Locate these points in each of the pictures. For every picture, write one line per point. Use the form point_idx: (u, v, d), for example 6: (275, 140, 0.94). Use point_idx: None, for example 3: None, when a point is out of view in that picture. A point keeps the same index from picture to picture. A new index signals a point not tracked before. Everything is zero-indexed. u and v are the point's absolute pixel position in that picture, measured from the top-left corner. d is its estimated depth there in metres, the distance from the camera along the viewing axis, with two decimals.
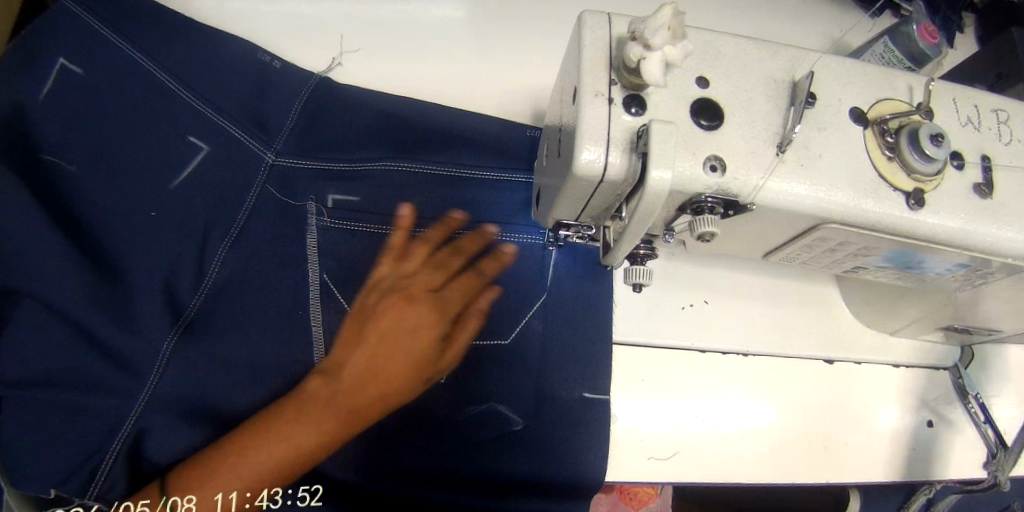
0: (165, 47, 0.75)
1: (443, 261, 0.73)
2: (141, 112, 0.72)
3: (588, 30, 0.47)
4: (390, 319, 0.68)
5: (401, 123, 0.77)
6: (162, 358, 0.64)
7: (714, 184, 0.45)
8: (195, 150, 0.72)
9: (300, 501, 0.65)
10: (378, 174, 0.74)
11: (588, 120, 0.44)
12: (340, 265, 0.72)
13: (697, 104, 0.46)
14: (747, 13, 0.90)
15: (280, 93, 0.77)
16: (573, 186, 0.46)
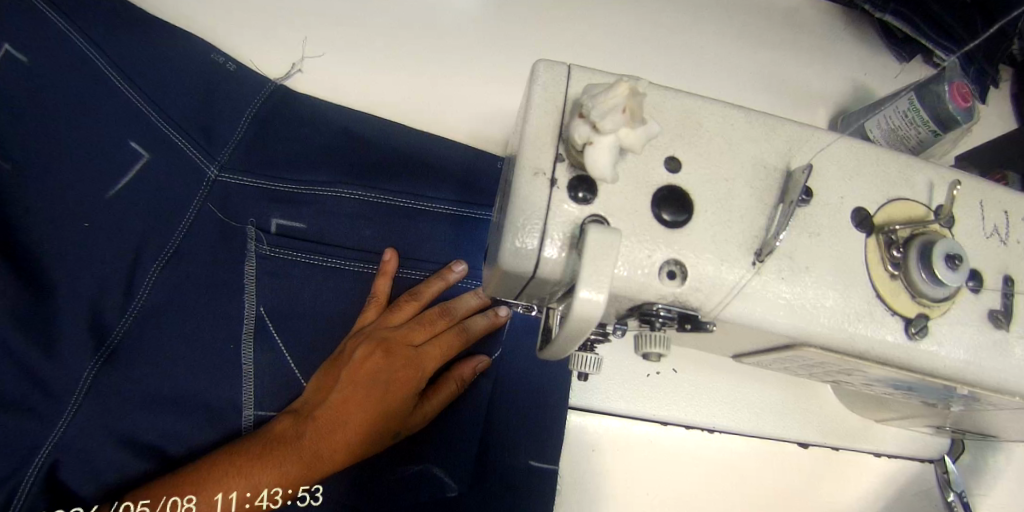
0: (111, 32, 0.67)
1: (428, 319, 0.63)
2: (77, 108, 0.63)
3: (538, 89, 0.38)
4: (362, 369, 0.60)
5: (356, 141, 0.68)
6: (77, 393, 0.58)
7: (669, 295, 0.37)
8: (135, 157, 0.64)
9: (299, 501, 0.59)
10: (325, 199, 0.66)
11: (521, 202, 0.36)
12: (275, 297, 0.65)
13: (661, 194, 0.37)
14: (764, 42, 0.79)
15: (232, 97, 0.68)
16: (501, 276, 0.38)
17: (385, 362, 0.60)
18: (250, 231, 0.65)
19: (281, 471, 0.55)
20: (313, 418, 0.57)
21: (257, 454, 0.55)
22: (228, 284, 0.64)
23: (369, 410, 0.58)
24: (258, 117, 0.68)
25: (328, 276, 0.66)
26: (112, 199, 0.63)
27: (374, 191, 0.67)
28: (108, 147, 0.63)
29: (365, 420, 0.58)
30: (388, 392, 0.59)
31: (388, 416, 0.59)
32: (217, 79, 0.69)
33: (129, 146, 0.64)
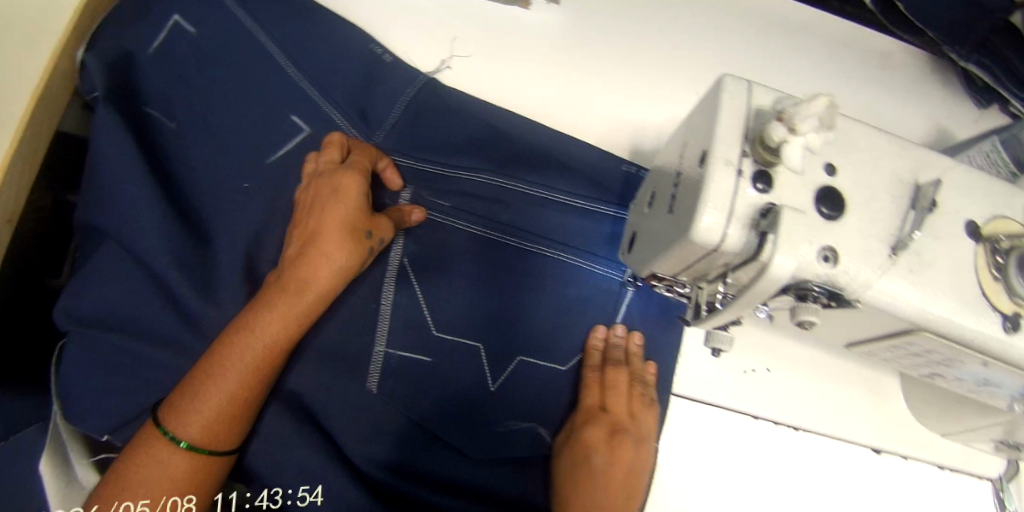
0: (286, 24, 0.78)
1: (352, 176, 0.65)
2: (249, 84, 0.76)
3: (727, 97, 0.47)
4: (308, 226, 0.63)
5: (497, 131, 0.77)
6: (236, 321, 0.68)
7: (825, 274, 0.45)
8: (296, 130, 0.75)
9: (299, 501, 0.65)
10: (464, 181, 0.74)
11: (715, 186, 0.45)
12: (422, 255, 0.71)
13: (823, 191, 0.46)
14: (854, 82, 0.88)
15: (385, 87, 0.77)
16: (682, 247, 0.47)
17: (334, 212, 0.62)
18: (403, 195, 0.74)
19: (262, 326, 0.59)
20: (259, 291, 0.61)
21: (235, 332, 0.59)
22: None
23: (330, 252, 0.61)
24: (411, 104, 0.77)
25: (463, 249, 0.72)
26: (271, 163, 0.74)
27: (506, 176, 0.74)
28: (273, 120, 0.75)
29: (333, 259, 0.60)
30: (350, 232, 0.62)
31: (348, 256, 0.61)
32: (374, 70, 0.78)
33: (291, 120, 0.75)
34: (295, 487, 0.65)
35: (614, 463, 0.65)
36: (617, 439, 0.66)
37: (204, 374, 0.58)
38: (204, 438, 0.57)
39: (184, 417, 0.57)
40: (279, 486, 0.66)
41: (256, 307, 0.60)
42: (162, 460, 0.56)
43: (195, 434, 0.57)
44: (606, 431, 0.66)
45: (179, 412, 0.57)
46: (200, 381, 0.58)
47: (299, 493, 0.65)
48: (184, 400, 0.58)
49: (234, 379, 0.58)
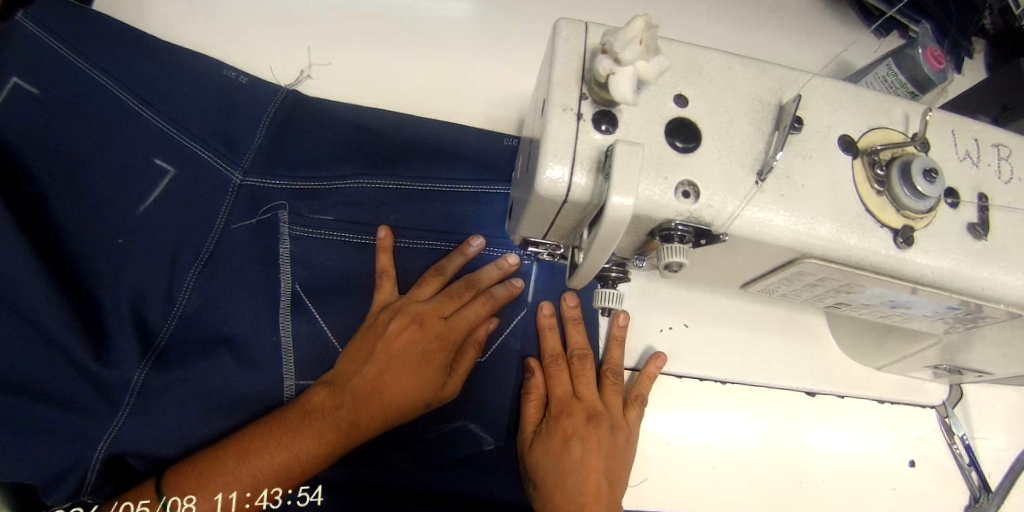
0: (125, 59, 0.69)
1: (458, 291, 0.66)
2: (95, 119, 0.65)
3: (561, 39, 0.44)
4: (397, 343, 0.62)
5: (375, 128, 0.74)
6: (129, 398, 0.60)
7: (685, 211, 0.42)
8: (161, 172, 0.66)
9: (299, 501, 0.62)
10: (346, 191, 0.70)
11: (553, 134, 0.41)
12: (313, 276, 0.68)
13: (673, 124, 0.43)
14: (748, 26, 0.86)
15: (251, 108, 0.72)
16: (535, 205, 0.43)
17: (420, 335, 0.63)
18: (280, 216, 0.68)
19: (323, 438, 0.57)
20: (350, 387, 0.59)
21: (296, 423, 0.56)
22: (261, 284, 0.66)
23: (408, 377, 0.61)
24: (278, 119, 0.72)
25: (355, 254, 0.70)
26: (143, 213, 0.65)
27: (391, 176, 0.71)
28: (131, 165, 0.65)
29: (409, 384, 0.61)
30: (429, 351, 0.62)
31: (424, 387, 0.62)
32: (235, 91, 0.72)
33: (155, 162, 0.66)
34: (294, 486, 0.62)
35: (579, 449, 0.62)
36: (595, 426, 0.63)
37: (223, 464, 0.54)
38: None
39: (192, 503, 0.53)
40: None
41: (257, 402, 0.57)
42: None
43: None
44: (584, 418, 0.64)
45: (190, 495, 0.53)
46: (198, 474, 0.54)
47: (300, 492, 0.62)
48: (191, 483, 0.53)
49: (270, 480, 0.54)
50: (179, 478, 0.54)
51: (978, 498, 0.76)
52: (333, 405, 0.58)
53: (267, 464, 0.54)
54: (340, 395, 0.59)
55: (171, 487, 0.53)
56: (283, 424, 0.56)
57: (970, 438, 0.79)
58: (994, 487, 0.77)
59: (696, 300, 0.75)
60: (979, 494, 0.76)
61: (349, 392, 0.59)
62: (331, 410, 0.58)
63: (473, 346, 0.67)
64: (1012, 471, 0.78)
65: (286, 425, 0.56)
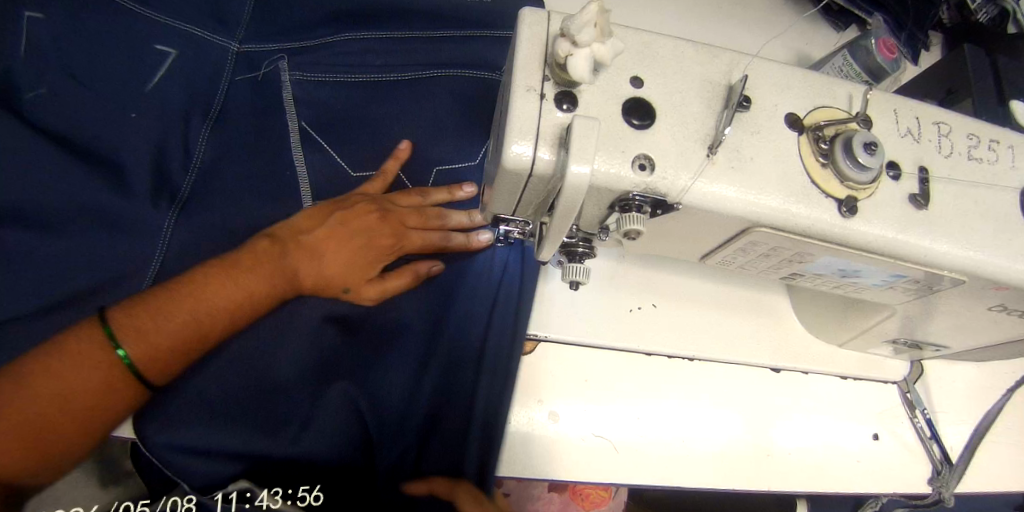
0: None
1: (423, 212, 0.70)
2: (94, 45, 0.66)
3: (525, 26, 0.47)
4: (355, 220, 0.67)
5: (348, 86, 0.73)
6: (163, 234, 0.64)
7: (641, 183, 0.45)
8: (164, 56, 0.67)
9: (300, 501, 0.60)
10: (334, 46, 0.73)
11: (518, 114, 0.44)
12: (317, 116, 0.71)
13: (628, 104, 0.46)
14: (709, 22, 0.90)
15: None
16: (502, 180, 0.46)
17: (372, 218, 0.68)
18: (274, 67, 0.71)
19: (271, 283, 0.61)
20: (297, 244, 0.64)
21: (247, 264, 0.61)
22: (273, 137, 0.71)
23: (343, 258, 0.66)
24: None
25: (358, 140, 0.73)
26: (152, 90, 0.67)
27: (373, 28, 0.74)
28: (135, 53, 0.67)
29: (335, 280, 0.65)
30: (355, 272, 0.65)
31: (350, 271, 0.66)
32: None
33: (156, 48, 0.67)
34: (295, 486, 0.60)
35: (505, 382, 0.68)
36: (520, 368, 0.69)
37: (182, 293, 0.58)
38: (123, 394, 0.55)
39: (146, 325, 0.55)
40: (278, 485, 0.60)
41: (212, 265, 0.61)
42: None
43: (143, 351, 0.55)
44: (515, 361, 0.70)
45: (140, 324, 0.55)
46: (153, 307, 0.57)
47: (300, 492, 0.60)
48: (143, 312, 0.56)
49: (219, 308, 0.58)
50: (130, 312, 0.56)
51: (940, 470, 0.77)
52: (270, 273, 0.61)
53: (219, 300, 0.58)
54: (274, 265, 0.62)
55: (117, 321, 0.55)
56: (238, 262, 0.61)
57: (930, 413, 0.81)
58: (955, 461, 0.78)
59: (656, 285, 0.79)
60: (941, 467, 0.77)
61: (291, 249, 0.64)
62: (275, 260, 0.62)
63: (398, 245, 0.69)
64: (970, 444, 0.80)
65: (240, 263, 0.61)
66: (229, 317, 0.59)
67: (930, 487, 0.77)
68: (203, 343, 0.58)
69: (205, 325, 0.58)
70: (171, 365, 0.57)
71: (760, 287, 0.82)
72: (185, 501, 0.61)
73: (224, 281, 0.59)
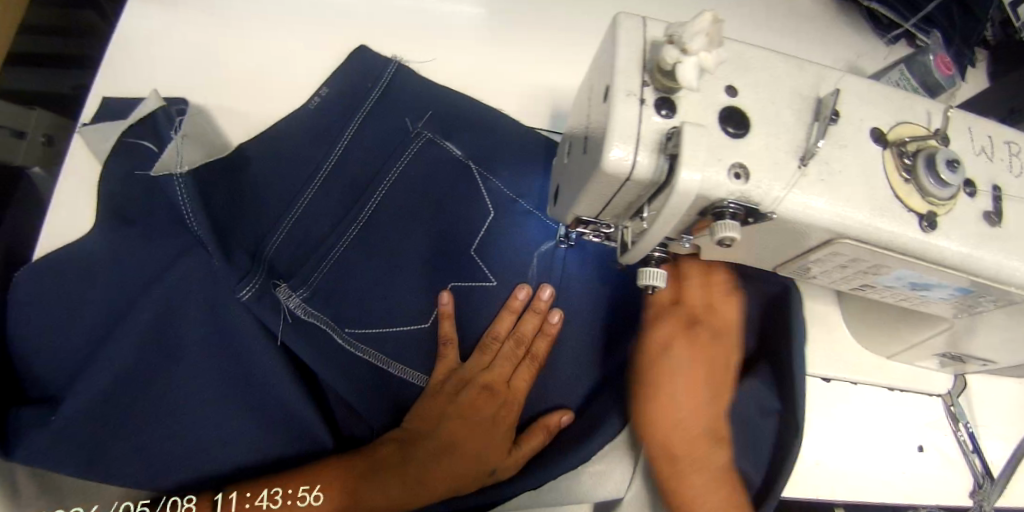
0: None
1: (518, 345, 0.66)
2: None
3: (623, 32, 0.48)
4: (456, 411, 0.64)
5: (417, 92, 0.75)
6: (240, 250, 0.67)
7: (736, 191, 0.46)
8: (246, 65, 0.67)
9: (300, 502, 0.57)
10: (405, 72, 0.76)
11: (619, 118, 0.45)
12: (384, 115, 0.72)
13: (725, 112, 0.47)
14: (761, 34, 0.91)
15: None
16: (597, 183, 0.47)
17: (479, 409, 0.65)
18: (314, 98, 0.72)
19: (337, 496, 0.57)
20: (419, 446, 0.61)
21: (341, 476, 0.58)
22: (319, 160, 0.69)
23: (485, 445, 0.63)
24: None
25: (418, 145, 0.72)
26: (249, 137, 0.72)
27: None
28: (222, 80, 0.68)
29: (477, 450, 0.63)
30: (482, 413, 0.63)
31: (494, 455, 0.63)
32: None
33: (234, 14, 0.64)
34: (295, 486, 0.57)
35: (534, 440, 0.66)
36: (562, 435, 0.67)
37: (287, 482, 0.57)
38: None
39: (239, 508, 0.56)
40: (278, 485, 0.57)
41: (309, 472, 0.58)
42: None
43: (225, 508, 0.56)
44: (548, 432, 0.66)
45: (248, 506, 0.56)
46: (255, 490, 0.57)
47: (300, 492, 0.57)
48: (255, 484, 0.58)
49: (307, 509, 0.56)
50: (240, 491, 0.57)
51: (981, 484, 0.78)
52: (347, 485, 0.58)
53: (313, 503, 0.57)
54: (371, 471, 0.59)
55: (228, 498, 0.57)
56: (330, 465, 0.59)
57: (973, 427, 0.82)
58: (997, 474, 0.79)
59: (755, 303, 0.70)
60: (983, 480, 0.78)
61: (375, 464, 0.60)
62: (406, 453, 0.61)
63: (528, 364, 0.67)
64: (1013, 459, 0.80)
65: (333, 466, 0.59)
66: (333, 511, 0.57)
67: (972, 500, 0.78)
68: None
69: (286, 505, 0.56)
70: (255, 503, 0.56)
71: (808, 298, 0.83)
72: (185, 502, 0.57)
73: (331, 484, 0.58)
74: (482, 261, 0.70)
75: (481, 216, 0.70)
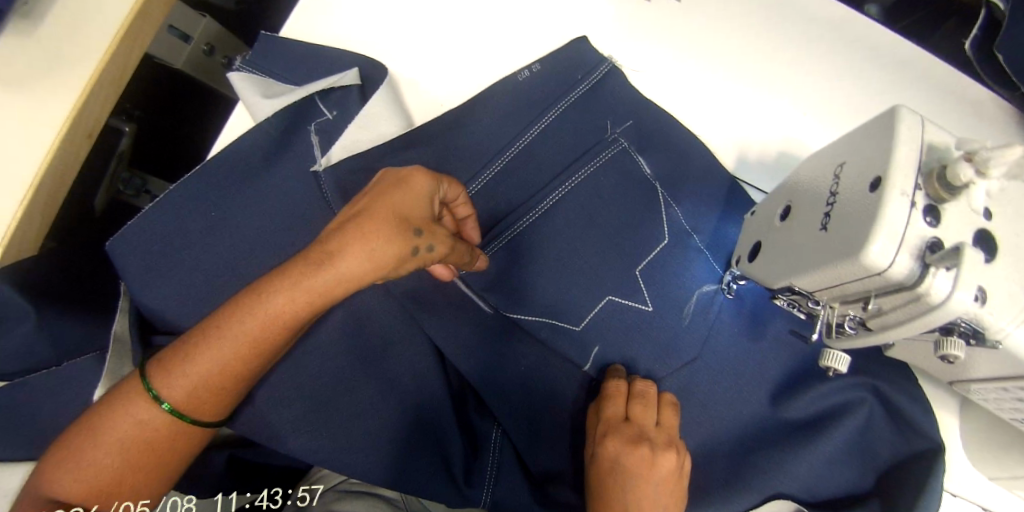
0: None
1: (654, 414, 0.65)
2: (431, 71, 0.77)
3: (904, 131, 0.49)
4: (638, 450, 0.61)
5: (616, 102, 0.76)
6: None
7: (974, 312, 0.47)
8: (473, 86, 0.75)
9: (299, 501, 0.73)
10: (615, 78, 0.77)
11: (890, 215, 0.46)
12: (582, 124, 0.75)
13: (980, 234, 0.48)
14: None
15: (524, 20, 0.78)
16: (840, 268, 0.49)
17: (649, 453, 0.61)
18: (526, 71, 0.76)
19: (289, 304, 0.52)
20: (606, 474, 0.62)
21: (275, 274, 0.54)
22: (513, 136, 0.74)
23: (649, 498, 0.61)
24: None
25: (609, 160, 0.73)
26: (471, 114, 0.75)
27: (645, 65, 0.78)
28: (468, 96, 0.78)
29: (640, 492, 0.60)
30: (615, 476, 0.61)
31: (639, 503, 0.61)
32: None
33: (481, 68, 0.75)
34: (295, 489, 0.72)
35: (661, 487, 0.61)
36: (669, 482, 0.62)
37: (209, 330, 0.55)
38: (259, 337, 0.54)
39: (169, 377, 0.54)
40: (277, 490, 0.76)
41: (239, 295, 0.55)
42: (176, 391, 0.54)
43: (182, 400, 0.55)
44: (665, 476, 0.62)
45: (164, 373, 0.55)
46: (180, 350, 0.55)
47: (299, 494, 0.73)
48: (167, 362, 0.55)
49: (250, 343, 0.54)
50: (158, 361, 0.56)
51: None
52: (286, 294, 0.52)
53: (233, 336, 0.54)
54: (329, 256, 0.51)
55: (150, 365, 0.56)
56: (253, 287, 0.55)
57: None
58: None
59: (903, 410, 0.68)
60: None
61: (319, 247, 0.52)
62: (267, 286, 0.53)
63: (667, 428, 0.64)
64: None
65: (254, 287, 0.54)
66: (246, 357, 0.55)
67: None
68: (246, 365, 0.56)
69: (207, 375, 0.55)
70: (227, 388, 0.57)
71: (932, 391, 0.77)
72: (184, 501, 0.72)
73: (230, 319, 0.54)
74: (643, 283, 0.70)
75: (654, 240, 0.71)
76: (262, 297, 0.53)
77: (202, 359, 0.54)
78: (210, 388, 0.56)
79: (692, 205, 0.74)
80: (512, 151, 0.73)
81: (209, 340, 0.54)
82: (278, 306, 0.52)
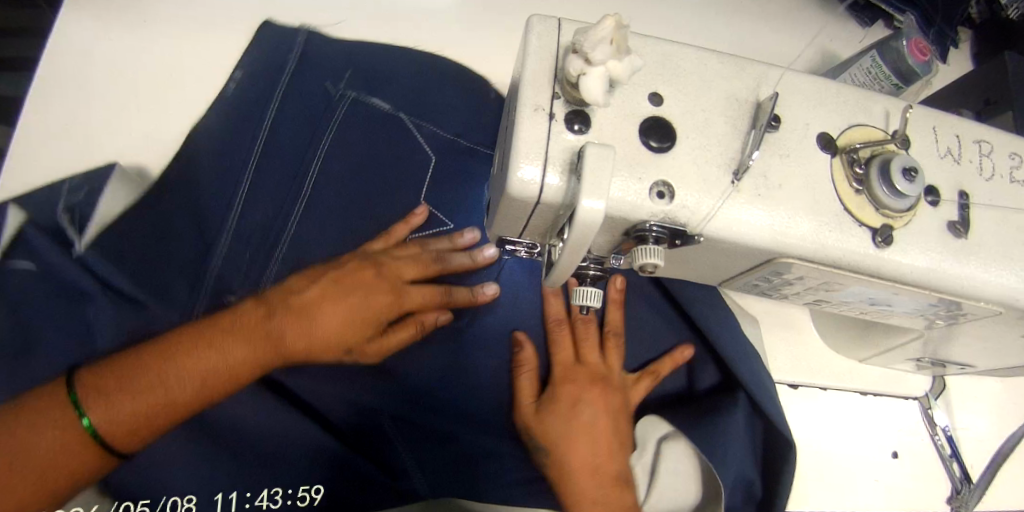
0: None
1: (422, 259, 0.62)
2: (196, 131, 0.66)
3: (533, 37, 0.43)
4: (352, 277, 0.58)
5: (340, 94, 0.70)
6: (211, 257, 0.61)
7: (660, 212, 0.41)
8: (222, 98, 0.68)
9: (300, 502, 0.60)
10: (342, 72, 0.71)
11: (525, 136, 0.40)
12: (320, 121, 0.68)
13: (646, 124, 0.42)
14: (730, 29, 0.86)
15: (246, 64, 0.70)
16: (510, 205, 0.42)
17: (371, 279, 0.59)
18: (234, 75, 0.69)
19: (264, 347, 0.51)
20: (290, 304, 0.54)
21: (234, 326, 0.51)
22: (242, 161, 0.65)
23: (341, 316, 0.55)
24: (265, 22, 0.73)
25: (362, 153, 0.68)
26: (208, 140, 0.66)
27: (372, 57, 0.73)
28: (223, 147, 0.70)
29: (345, 329, 0.56)
30: (336, 292, 0.57)
31: (347, 334, 0.56)
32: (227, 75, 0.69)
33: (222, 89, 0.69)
34: (294, 486, 0.60)
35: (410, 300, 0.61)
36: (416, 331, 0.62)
37: (159, 355, 0.47)
38: (229, 368, 0.49)
39: (110, 395, 0.44)
40: None
41: (194, 328, 0.50)
42: (115, 413, 0.44)
43: (113, 428, 0.44)
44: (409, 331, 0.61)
45: (107, 394, 0.44)
46: (116, 376, 0.45)
47: (300, 492, 0.60)
48: (111, 381, 0.45)
49: (211, 374, 0.48)
50: (95, 376, 0.45)
51: (959, 491, 0.79)
52: (301, 316, 0.54)
53: (196, 365, 0.47)
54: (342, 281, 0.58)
55: (84, 382, 0.44)
56: (232, 326, 0.51)
57: (952, 430, 0.82)
58: (977, 479, 0.80)
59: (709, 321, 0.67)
60: (960, 486, 0.80)
61: (311, 295, 0.55)
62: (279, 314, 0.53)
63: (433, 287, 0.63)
64: (994, 462, 0.81)
65: (229, 327, 0.50)
66: (212, 389, 0.48)
67: (948, 507, 0.79)
68: (178, 415, 0.47)
69: (150, 415, 0.45)
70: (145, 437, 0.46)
71: (775, 305, 0.82)
72: (186, 502, 0.57)
73: (207, 342, 0.49)
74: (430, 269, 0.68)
75: (427, 173, 0.69)
76: (212, 337, 0.49)
77: (152, 386, 0.45)
78: (140, 425, 0.45)
79: (450, 168, 0.70)
80: (258, 147, 0.65)
81: (163, 361, 0.47)
82: (241, 354, 0.49)
